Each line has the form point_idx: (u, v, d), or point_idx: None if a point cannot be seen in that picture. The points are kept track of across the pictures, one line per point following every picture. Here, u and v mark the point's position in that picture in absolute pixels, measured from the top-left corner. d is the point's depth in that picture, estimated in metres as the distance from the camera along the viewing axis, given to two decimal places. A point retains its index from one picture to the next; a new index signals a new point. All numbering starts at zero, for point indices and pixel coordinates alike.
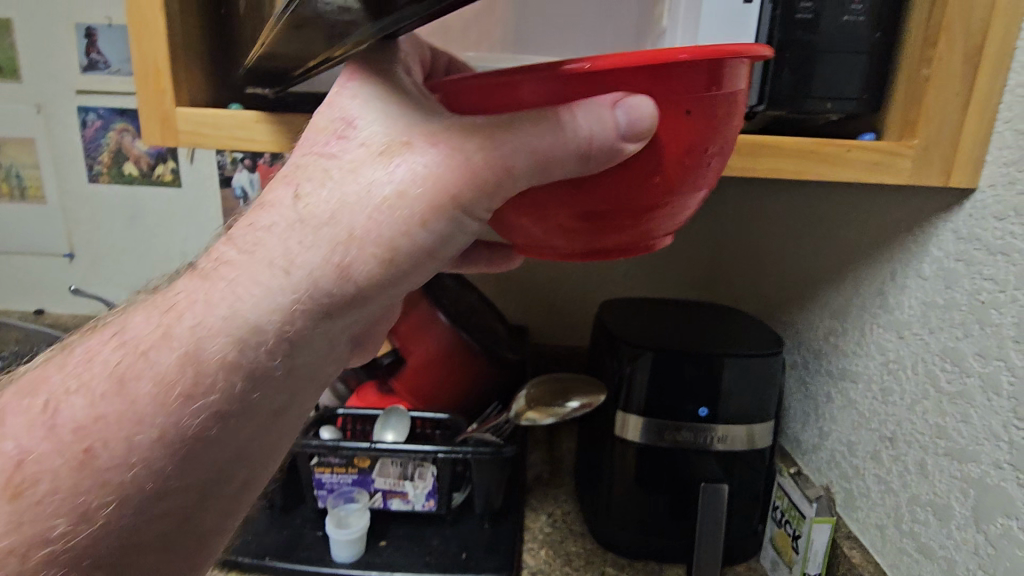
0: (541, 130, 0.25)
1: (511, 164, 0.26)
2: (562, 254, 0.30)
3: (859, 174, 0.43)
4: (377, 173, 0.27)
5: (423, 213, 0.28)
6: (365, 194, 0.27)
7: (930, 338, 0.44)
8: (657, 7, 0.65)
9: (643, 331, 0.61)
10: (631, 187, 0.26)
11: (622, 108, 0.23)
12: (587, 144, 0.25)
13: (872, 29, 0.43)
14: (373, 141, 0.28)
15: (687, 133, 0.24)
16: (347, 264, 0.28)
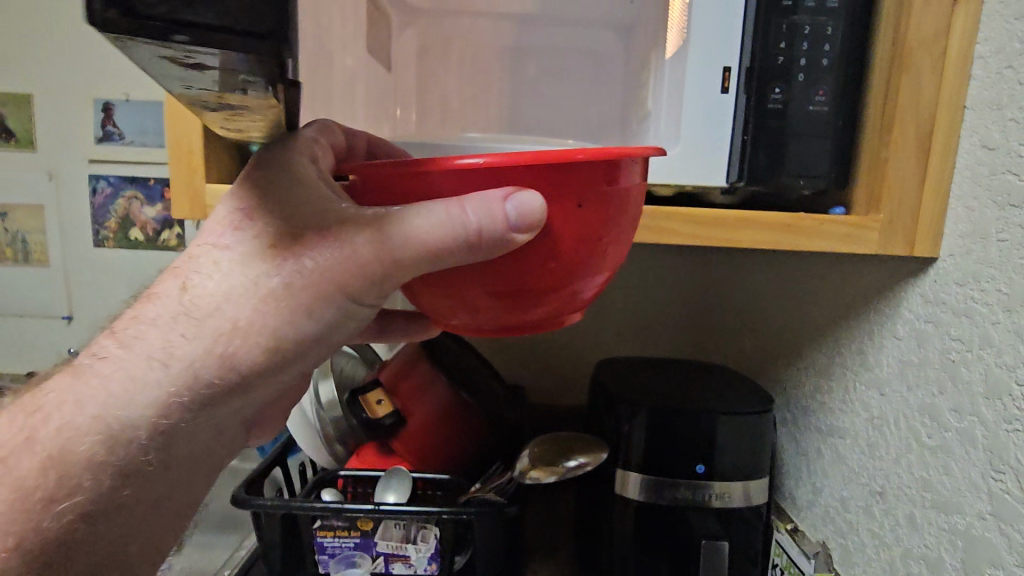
0: (433, 220, 0.28)
1: (404, 247, 0.29)
2: (470, 328, 0.33)
3: (832, 243, 0.47)
4: (262, 270, 0.30)
5: (309, 303, 0.30)
6: (249, 287, 0.30)
7: (908, 394, 0.47)
8: (643, 93, 0.72)
9: (638, 390, 0.63)
10: (530, 270, 0.29)
11: (511, 202, 0.26)
12: (474, 236, 0.27)
13: (835, 118, 0.49)
14: (258, 236, 0.30)
15: (579, 224, 0.28)
16: (230, 353, 0.31)
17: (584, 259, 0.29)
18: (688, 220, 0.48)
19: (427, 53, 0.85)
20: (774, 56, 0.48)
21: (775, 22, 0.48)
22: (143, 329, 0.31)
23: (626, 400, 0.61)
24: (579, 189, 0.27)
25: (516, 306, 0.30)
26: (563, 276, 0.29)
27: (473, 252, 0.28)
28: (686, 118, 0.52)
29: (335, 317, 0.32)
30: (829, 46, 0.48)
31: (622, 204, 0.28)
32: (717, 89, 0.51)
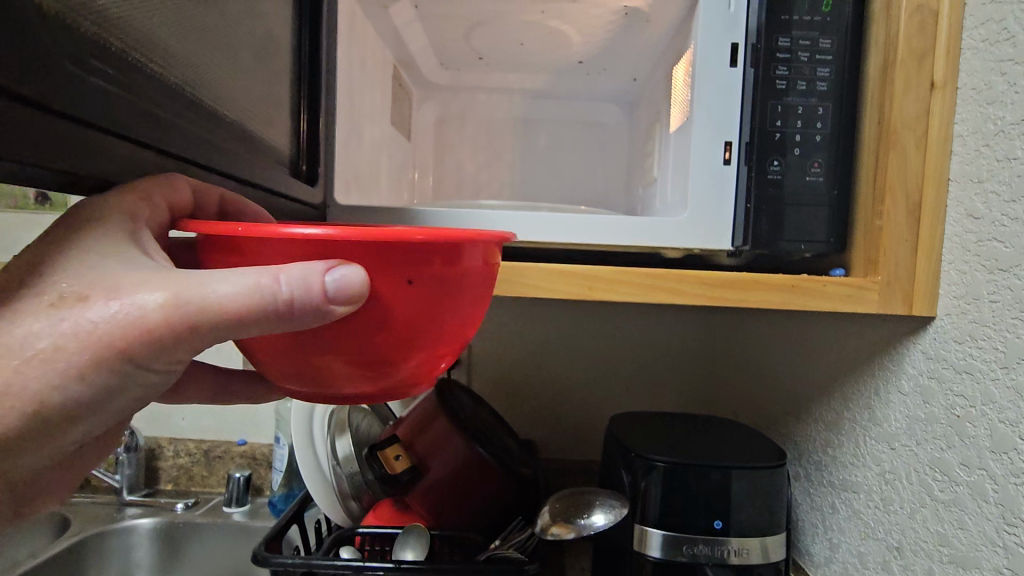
0: (244, 286, 0.26)
1: (199, 314, 0.26)
2: (306, 395, 0.31)
3: (836, 303, 0.50)
4: (36, 324, 0.26)
5: (83, 368, 0.27)
6: (14, 345, 0.26)
7: (918, 448, 0.49)
8: (648, 161, 0.77)
9: (654, 444, 0.64)
10: (363, 343, 0.28)
11: (332, 275, 0.25)
12: (286, 305, 0.26)
13: (830, 187, 0.53)
14: (43, 291, 0.26)
15: (413, 299, 0.28)
16: None
17: (423, 332, 0.29)
18: (699, 281, 0.50)
19: (445, 124, 0.92)
20: (771, 133, 0.53)
21: (771, 103, 0.53)
22: None
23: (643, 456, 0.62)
24: (412, 266, 0.27)
25: (353, 372, 0.29)
26: (397, 348, 0.29)
27: (284, 323, 0.27)
28: (692, 187, 0.56)
29: (113, 382, 0.28)
30: (821, 123, 0.53)
31: (461, 282, 0.29)
32: (718, 160, 0.55)
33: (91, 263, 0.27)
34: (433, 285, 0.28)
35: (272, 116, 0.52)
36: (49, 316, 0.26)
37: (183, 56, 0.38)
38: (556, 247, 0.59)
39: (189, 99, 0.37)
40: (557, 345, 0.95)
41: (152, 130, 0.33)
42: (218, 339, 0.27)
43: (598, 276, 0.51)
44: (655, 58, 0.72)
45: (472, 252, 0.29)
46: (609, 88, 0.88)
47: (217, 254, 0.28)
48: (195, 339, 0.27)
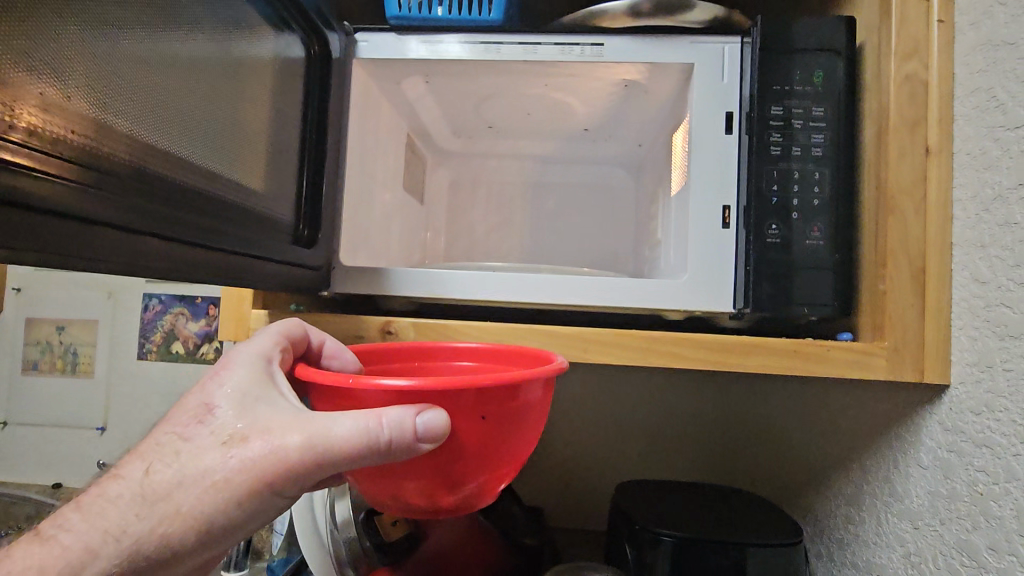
0: (351, 428, 0.32)
1: (326, 451, 0.32)
2: (387, 504, 0.38)
3: (842, 369, 0.48)
4: (213, 460, 0.33)
5: (241, 496, 0.33)
6: (200, 476, 0.33)
7: (942, 529, 0.45)
8: (654, 224, 0.78)
9: (660, 517, 0.61)
10: (439, 466, 0.35)
11: (420, 419, 0.31)
12: (385, 444, 0.31)
13: (831, 250, 0.52)
14: (220, 430, 0.34)
15: (481, 432, 0.34)
16: (168, 533, 0.33)
17: (487, 457, 0.35)
18: (695, 344, 0.49)
19: (458, 190, 0.95)
20: (769, 197, 0.53)
21: (766, 169, 0.53)
22: (99, 507, 0.33)
23: (650, 529, 0.59)
24: (480, 406, 0.33)
25: (429, 489, 0.36)
26: (465, 469, 0.35)
27: (387, 459, 0.32)
28: (693, 251, 0.56)
29: (261, 507, 0.34)
30: (818, 188, 0.53)
31: (520, 416, 0.35)
32: (717, 223, 0.56)
33: (246, 409, 0.35)
34: (501, 419, 0.35)
35: (279, 183, 0.54)
36: (221, 452, 0.34)
37: (176, 152, 0.42)
38: (554, 308, 0.59)
39: (196, 193, 0.43)
40: (567, 408, 0.93)
41: (74, 200, 0.32)
42: (339, 470, 0.33)
43: (590, 337, 0.51)
44: (657, 127, 0.74)
45: (532, 392, 0.35)
46: (616, 154, 0.90)
47: (332, 399, 0.35)
48: (325, 471, 0.33)
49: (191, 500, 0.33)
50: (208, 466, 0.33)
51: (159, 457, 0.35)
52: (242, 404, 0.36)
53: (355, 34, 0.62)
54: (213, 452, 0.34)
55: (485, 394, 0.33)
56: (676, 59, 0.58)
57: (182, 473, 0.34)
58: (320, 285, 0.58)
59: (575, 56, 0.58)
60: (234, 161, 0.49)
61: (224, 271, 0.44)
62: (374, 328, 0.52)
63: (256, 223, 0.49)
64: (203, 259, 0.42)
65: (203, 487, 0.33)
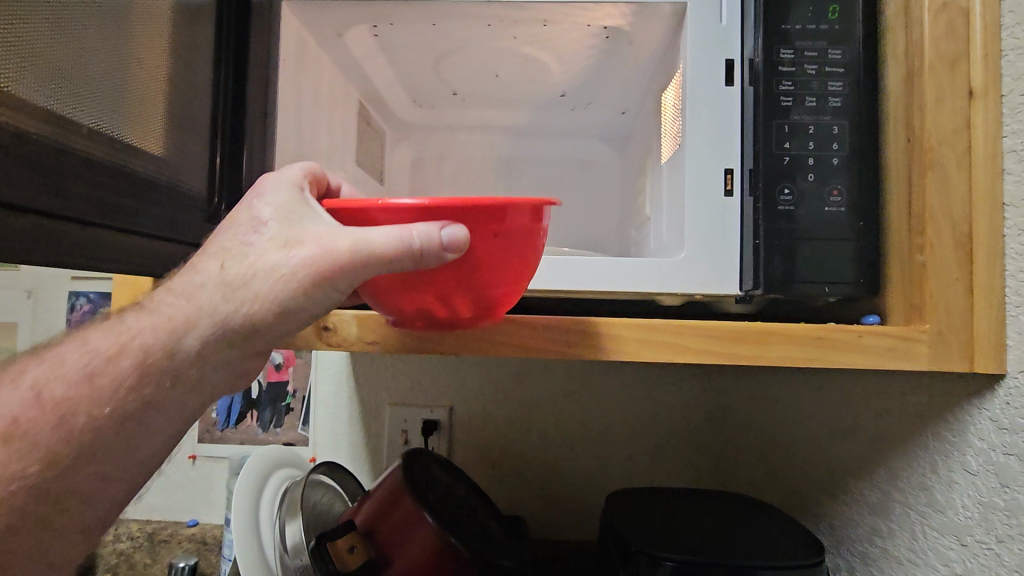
0: (383, 233, 0.32)
1: (374, 255, 0.32)
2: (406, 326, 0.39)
3: (876, 359, 0.38)
4: (277, 257, 0.32)
5: (310, 285, 0.32)
6: (268, 270, 0.32)
7: (1000, 549, 0.38)
8: (641, 198, 0.70)
9: (656, 535, 0.53)
10: (456, 283, 0.35)
11: (445, 231, 0.32)
12: (416, 251, 0.32)
13: (854, 219, 0.44)
14: (277, 236, 0.33)
15: (498, 249, 0.35)
16: (248, 315, 0.32)
17: (502, 278, 0.36)
18: (700, 332, 0.39)
19: (422, 167, 0.85)
20: (780, 156, 0.45)
21: (776, 123, 0.45)
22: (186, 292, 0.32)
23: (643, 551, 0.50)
24: (493, 224, 0.34)
25: (448, 306, 0.37)
26: (482, 285, 0.36)
27: (421, 264, 0.33)
28: (690, 223, 0.48)
29: (329, 298, 0.33)
30: (837, 145, 0.44)
31: (531, 239, 0.36)
32: (718, 191, 0.47)
33: (293, 220, 0.33)
34: (512, 242, 0.35)
35: (183, 146, 0.44)
36: (283, 253, 0.32)
37: (27, 99, 0.32)
38: (529, 295, 0.50)
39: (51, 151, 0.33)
40: (548, 406, 0.85)
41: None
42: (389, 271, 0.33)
43: (571, 327, 0.40)
44: (643, 87, 0.66)
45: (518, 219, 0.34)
46: (596, 124, 0.82)
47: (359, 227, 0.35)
48: (381, 270, 0.32)
49: (260, 294, 0.32)
50: (273, 263, 0.32)
51: (216, 261, 0.33)
52: (289, 218, 0.34)
53: None
54: (276, 253, 0.32)
55: (499, 211, 0.34)
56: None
57: (243, 274, 0.32)
58: None
59: None
60: (111, 111, 0.38)
61: (75, 246, 0.34)
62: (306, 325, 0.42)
63: (140, 188, 0.39)
64: (37, 230, 0.32)
65: (274, 279, 0.32)
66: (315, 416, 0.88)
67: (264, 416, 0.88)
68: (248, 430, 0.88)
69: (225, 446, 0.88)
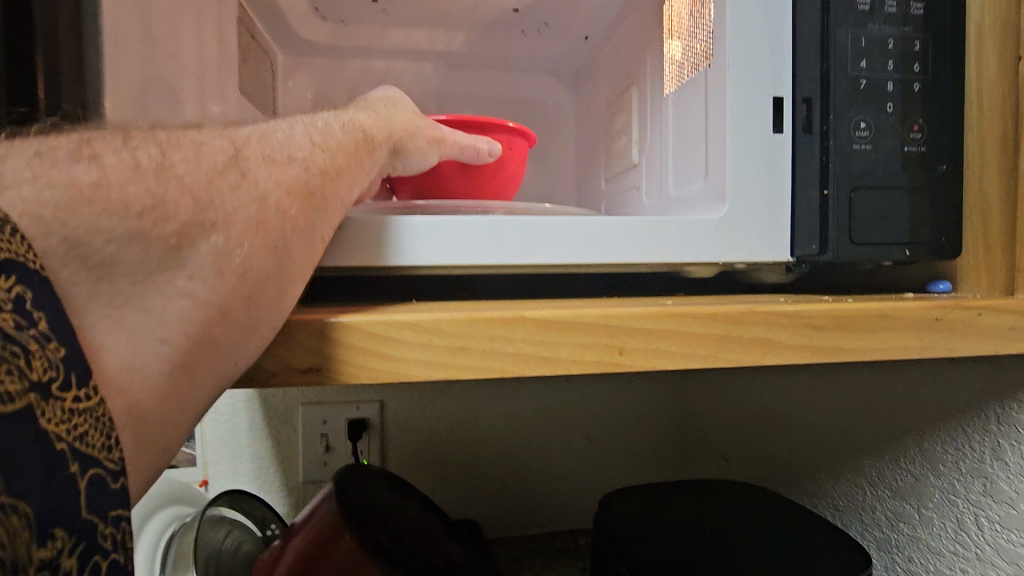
0: (463, 135, 0.42)
1: (464, 146, 0.41)
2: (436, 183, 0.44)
3: (997, 344, 0.30)
4: (416, 115, 0.38)
5: (436, 143, 0.39)
6: (414, 119, 0.37)
7: None
8: (616, 143, 0.57)
9: (670, 561, 0.42)
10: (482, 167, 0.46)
11: (491, 146, 0.44)
12: (483, 153, 0.43)
13: (935, 161, 0.35)
14: (408, 107, 0.38)
15: (510, 161, 0.47)
16: (405, 143, 0.36)
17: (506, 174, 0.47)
18: (794, 321, 0.28)
19: (327, 104, 0.65)
20: (855, 80, 0.34)
21: (849, 34, 0.34)
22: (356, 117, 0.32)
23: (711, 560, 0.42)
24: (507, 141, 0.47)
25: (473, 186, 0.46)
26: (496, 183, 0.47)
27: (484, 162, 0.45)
28: (733, 169, 0.36)
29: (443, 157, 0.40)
30: (919, 66, 0.35)
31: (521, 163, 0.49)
32: (768, 126, 0.36)
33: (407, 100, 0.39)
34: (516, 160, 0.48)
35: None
36: (419, 115, 0.38)
37: None
38: (518, 273, 0.36)
39: None
40: (501, 392, 0.73)
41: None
42: (465, 156, 0.42)
43: (623, 323, 0.26)
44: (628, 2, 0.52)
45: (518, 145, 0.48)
46: (550, 57, 0.66)
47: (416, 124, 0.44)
48: (466, 151, 0.42)
49: (412, 132, 0.36)
50: (416, 118, 0.37)
51: (375, 102, 0.36)
52: (407, 102, 0.39)
53: None
54: (414, 113, 0.38)
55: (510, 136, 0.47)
56: None
57: (401, 116, 0.36)
58: None
59: None
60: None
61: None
62: None
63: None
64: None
65: (419, 127, 0.37)
66: (203, 428, 0.69)
67: None
68: None
69: None
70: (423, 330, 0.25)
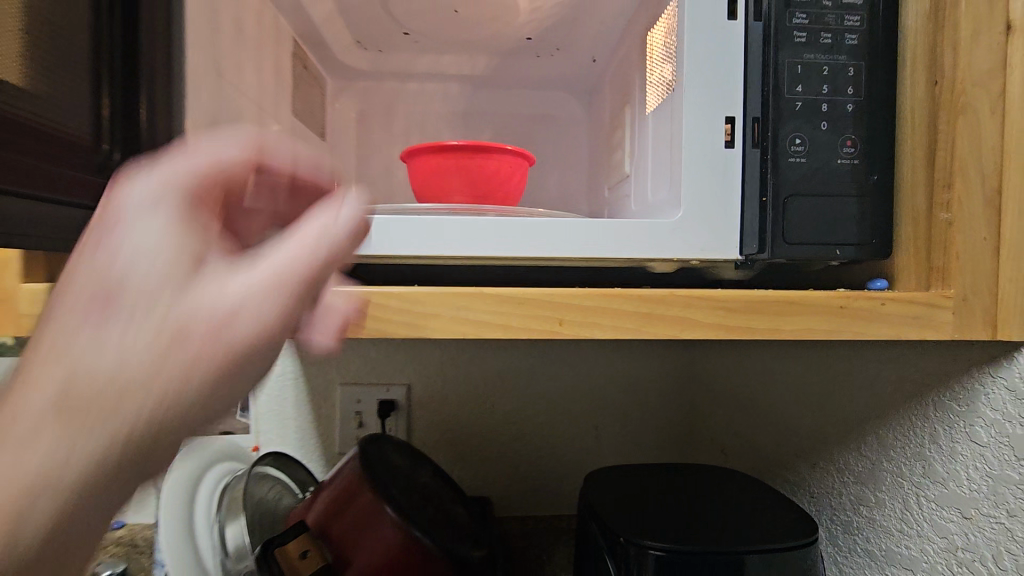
0: (281, 250, 0.20)
1: (276, 294, 0.19)
2: (451, 197, 0.53)
3: (897, 329, 0.35)
4: (206, 290, 0.19)
5: (250, 339, 0.19)
6: (212, 324, 0.18)
7: (1011, 523, 0.36)
8: (615, 154, 0.64)
9: (641, 520, 0.48)
10: (492, 185, 0.53)
11: (343, 206, 0.22)
12: (303, 262, 0.20)
13: (867, 172, 0.40)
14: (163, 262, 0.19)
15: (514, 178, 0.55)
16: (177, 333, 0.18)
17: (511, 189, 0.55)
18: (710, 304, 0.34)
19: (367, 121, 0.75)
20: (791, 101, 0.39)
21: (786, 64, 0.39)
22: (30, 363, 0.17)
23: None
24: (513, 162, 0.54)
25: (484, 200, 0.54)
26: (504, 196, 0.55)
27: (492, 177, 0.53)
28: (687, 176, 0.42)
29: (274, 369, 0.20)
30: (853, 88, 0.39)
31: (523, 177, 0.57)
32: (718, 142, 0.41)
33: (154, 252, 0.19)
34: (519, 176, 0.56)
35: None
36: (154, 329, 0.18)
37: None
38: (505, 263, 0.44)
39: None
40: (516, 380, 0.80)
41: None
42: (296, 291, 0.20)
43: (564, 300, 0.33)
44: (623, 29, 0.59)
45: (518, 163, 0.55)
46: (563, 75, 0.73)
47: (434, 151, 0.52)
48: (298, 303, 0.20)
49: (196, 370, 0.18)
50: (206, 325, 0.18)
51: (130, 247, 0.18)
52: (168, 283, 0.18)
53: None
54: (153, 328, 0.18)
55: (516, 159, 0.54)
56: None
57: (151, 254, 0.18)
58: None
59: None
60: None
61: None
62: None
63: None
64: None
65: (213, 334, 0.18)
66: (256, 400, 0.79)
67: None
68: None
69: None
70: (405, 300, 0.32)
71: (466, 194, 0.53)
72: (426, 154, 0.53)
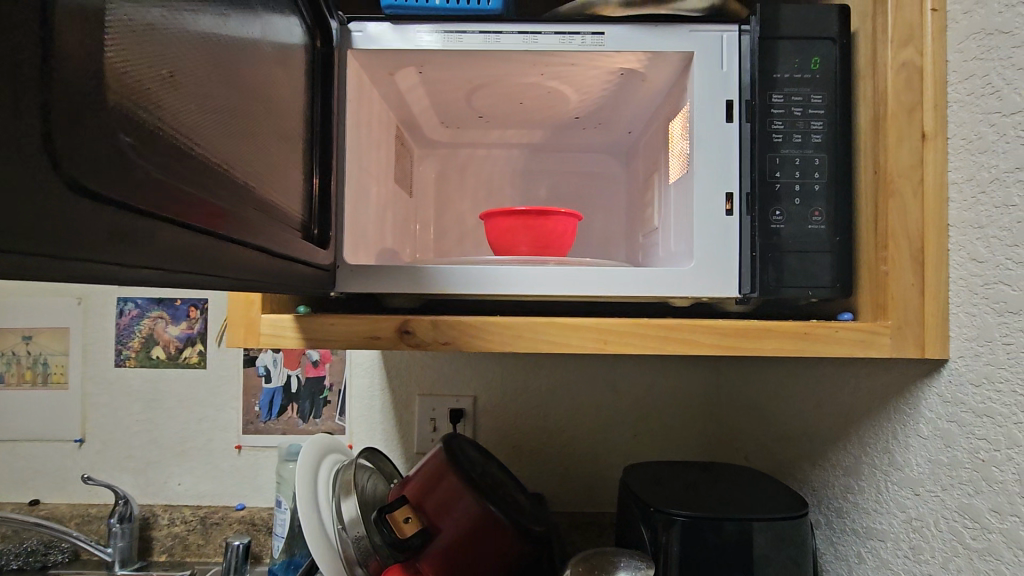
0: None
1: None
2: (519, 250, 0.70)
3: (848, 347, 0.49)
4: None
5: None
6: None
7: (943, 495, 0.48)
8: (648, 211, 0.79)
9: (671, 496, 0.62)
10: (550, 240, 0.70)
11: None
12: None
13: (832, 234, 0.54)
14: None
15: (567, 233, 0.71)
16: None
17: (564, 242, 0.71)
18: (709, 330, 0.49)
19: (445, 182, 0.94)
20: (771, 183, 0.54)
21: (768, 156, 0.54)
22: None
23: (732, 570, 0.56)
24: (567, 221, 0.71)
25: (544, 251, 0.70)
26: (559, 248, 0.71)
27: (549, 233, 0.70)
28: (697, 238, 0.57)
29: None
30: (819, 174, 0.54)
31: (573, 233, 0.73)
32: (721, 211, 0.56)
33: None
34: (571, 232, 0.72)
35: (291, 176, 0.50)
36: None
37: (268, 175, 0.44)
38: (563, 298, 0.60)
39: (268, 204, 0.43)
40: (565, 394, 0.95)
41: (166, 199, 0.26)
42: None
43: (608, 327, 0.49)
44: (653, 114, 0.75)
45: (570, 222, 0.71)
46: (606, 142, 0.89)
47: (507, 217, 0.69)
48: None
49: None
50: None
51: None
52: None
53: (348, 24, 0.59)
54: None
55: (569, 220, 0.71)
56: (677, 49, 0.57)
57: None
58: (329, 285, 0.55)
59: (576, 45, 0.57)
60: (273, 156, 0.46)
61: (273, 265, 0.41)
62: (390, 328, 0.49)
63: (290, 225, 0.48)
64: (266, 259, 0.39)
65: None
66: (351, 406, 0.97)
67: (301, 408, 0.96)
68: (290, 421, 0.96)
69: (270, 437, 0.97)
70: (503, 327, 0.49)
71: (530, 247, 0.70)
72: (501, 218, 0.70)
